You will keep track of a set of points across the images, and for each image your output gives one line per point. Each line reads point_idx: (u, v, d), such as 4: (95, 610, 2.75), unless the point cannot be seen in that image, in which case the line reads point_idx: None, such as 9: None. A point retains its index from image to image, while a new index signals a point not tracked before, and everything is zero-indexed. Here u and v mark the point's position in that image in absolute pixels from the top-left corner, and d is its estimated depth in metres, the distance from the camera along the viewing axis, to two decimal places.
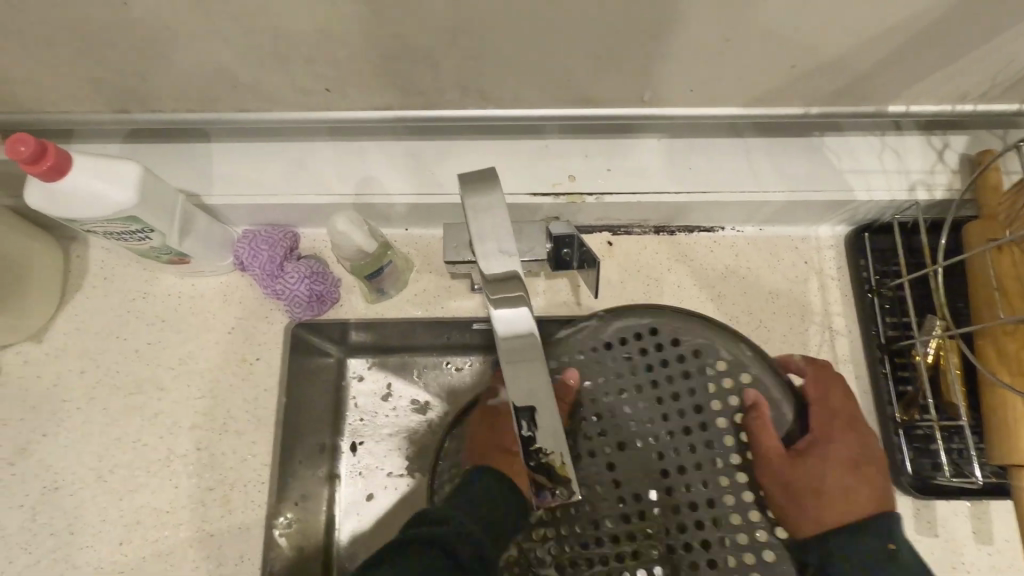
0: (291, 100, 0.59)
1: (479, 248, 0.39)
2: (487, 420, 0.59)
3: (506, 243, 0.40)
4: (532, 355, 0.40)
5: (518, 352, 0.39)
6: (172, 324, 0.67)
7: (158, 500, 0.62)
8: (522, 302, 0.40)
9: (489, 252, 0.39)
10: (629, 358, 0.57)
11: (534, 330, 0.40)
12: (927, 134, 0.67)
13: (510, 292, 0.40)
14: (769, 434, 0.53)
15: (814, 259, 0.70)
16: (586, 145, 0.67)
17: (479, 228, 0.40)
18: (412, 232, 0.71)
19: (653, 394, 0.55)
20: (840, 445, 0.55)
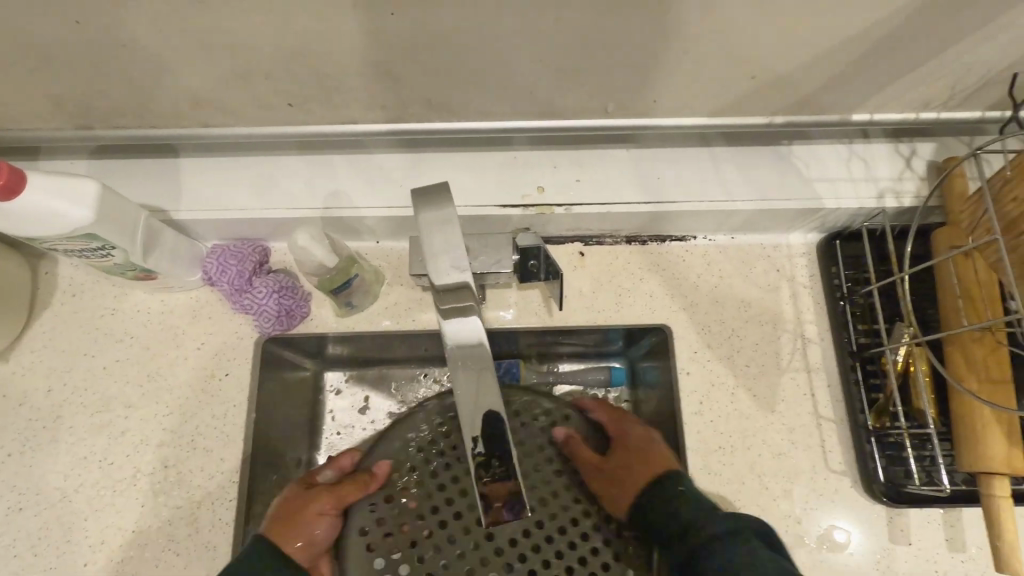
0: (255, 115, 0.59)
1: (432, 262, 0.40)
2: (357, 483, 0.59)
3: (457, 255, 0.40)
4: (482, 361, 0.44)
5: (470, 358, 0.44)
6: (141, 340, 0.67)
7: (125, 519, 0.61)
8: (471, 311, 0.44)
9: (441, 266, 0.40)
10: (470, 439, 0.62)
11: (483, 338, 0.45)
12: (894, 142, 0.67)
13: (463, 302, 0.44)
14: (582, 453, 0.62)
15: (786, 267, 0.70)
16: (555, 156, 0.67)
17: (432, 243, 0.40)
18: (383, 245, 0.71)
19: (480, 470, 0.61)
20: (633, 459, 0.60)
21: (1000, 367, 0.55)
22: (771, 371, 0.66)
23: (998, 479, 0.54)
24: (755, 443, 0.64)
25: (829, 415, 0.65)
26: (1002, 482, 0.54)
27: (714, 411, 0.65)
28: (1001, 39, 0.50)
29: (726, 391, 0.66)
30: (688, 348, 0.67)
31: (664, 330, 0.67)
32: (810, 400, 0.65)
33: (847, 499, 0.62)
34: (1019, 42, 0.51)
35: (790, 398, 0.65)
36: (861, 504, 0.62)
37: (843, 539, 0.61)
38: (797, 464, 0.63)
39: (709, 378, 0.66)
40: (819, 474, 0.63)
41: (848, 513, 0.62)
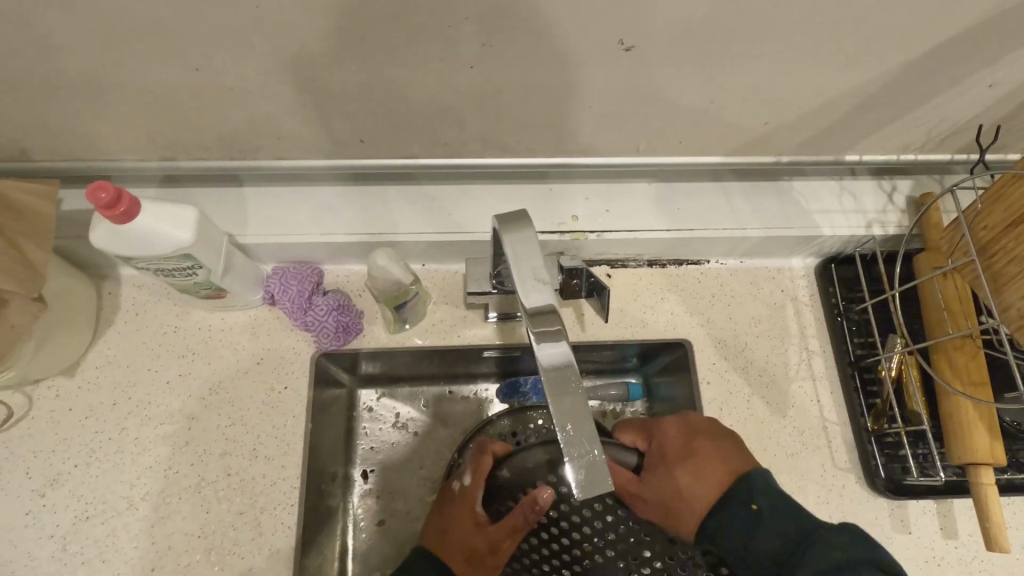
0: (325, 150, 0.66)
1: (523, 292, 0.46)
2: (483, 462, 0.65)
3: (545, 289, 0.46)
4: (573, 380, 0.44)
5: (562, 380, 0.44)
6: (203, 355, 0.71)
7: (190, 525, 0.65)
8: (560, 335, 0.45)
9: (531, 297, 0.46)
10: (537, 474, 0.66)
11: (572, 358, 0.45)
12: (878, 179, 0.77)
13: (550, 326, 0.46)
14: (621, 474, 0.61)
15: (789, 287, 0.79)
16: (587, 189, 0.75)
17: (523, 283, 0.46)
18: (429, 267, 0.77)
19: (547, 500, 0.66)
20: (682, 478, 0.59)
21: (979, 370, 0.64)
22: (781, 380, 0.74)
23: (983, 468, 0.62)
24: (770, 445, 0.71)
25: (833, 418, 0.73)
26: (987, 471, 0.62)
27: (732, 416, 0.72)
28: (969, 95, 0.60)
29: (742, 398, 0.73)
30: (706, 360, 0.75)
31: (683, 344, 0.74)
32: (816, 405, 0.73)
33: (853, 494, 0.70)
34: (982, 99, 0.61)
35: (799, 404, 0.73)
36: (865, 498, 0.69)
37: None
38: (808, 463, 0.71)
39: (726, 386, 0.74)
40: (827, 471, 0.70)
41: (854, 506, 0.69)
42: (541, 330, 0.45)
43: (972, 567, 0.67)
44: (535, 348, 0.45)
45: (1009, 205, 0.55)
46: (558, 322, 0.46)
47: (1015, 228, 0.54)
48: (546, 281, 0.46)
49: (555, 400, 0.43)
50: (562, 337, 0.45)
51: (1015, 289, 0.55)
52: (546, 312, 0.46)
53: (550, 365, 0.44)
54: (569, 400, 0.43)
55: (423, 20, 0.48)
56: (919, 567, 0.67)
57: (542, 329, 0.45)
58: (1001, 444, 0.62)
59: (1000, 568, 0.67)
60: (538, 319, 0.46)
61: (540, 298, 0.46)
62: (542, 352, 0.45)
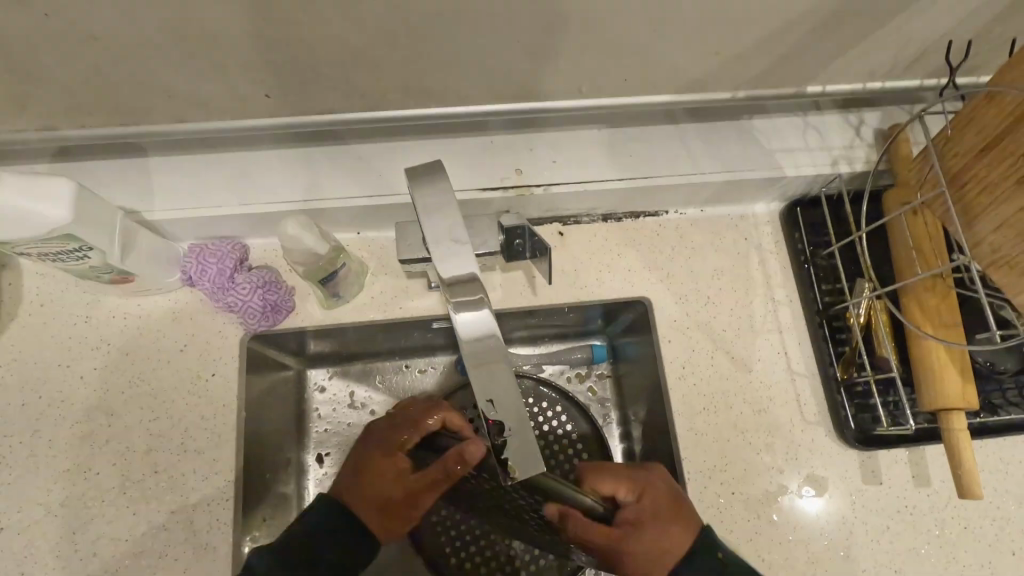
0: (229, 108, 0.59)
1: (437, 255, 0.39)
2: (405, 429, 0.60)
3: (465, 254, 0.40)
4: (496, 354, 0.39)
5: (485, 352, 0.38)
6: (120, 346, 0.65)
7: (116, 529, 0.60)
8: (483, 305, 0.40)
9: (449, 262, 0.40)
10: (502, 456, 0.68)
11: (496, 329, 0.39)
12: (844, 113, 0.72)
13: (471, 294, 0.40)
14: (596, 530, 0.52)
15: (753, 235, 0.74)
16: (531, 140, 0.69)
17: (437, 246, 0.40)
18: (365, 236, 0.71)
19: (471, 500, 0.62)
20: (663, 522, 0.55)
21: (950, 311, 0.60)
22: (746, 334, 0.70)
23: (955, 413, 0.59)
24: (736, 402, 0.68)
25: (801, 370, 0.69)
26: (959, 416, 0.58)
27: (696, 375, 0.69)
28: (938, 9, 0.54)
29: (706, 355, 0.69)
30: (667, 317, 0.70)
31: (643, 301, 0.71)
32: (784, 358, 0.69)
33: (823, 447, 0.67)
34: (953, 12, 0.55)
35: (765, 358, 0.69)
36: (836, 450, 0.67)
37: (821, 484, 0.65)
38: (777, 418, 0.67)
39: (689, 344, 0.70)
40: (796, 426, 0.67)
41: (823, 459, 0.66)
42: (460, 299, 0.39)
43: (945, 514, 0.65)
44: (453, 319, 0.39)
45: (980, 129, 0.50)
46: (479, 290, 0.40)
47: (987, 154, 0.49)
48: (464, 243, 0.40)
49: (477, 378, 0.38)
50: (485, 304, 0.40)
51: (989, 219, 0.50)
52: (466, 277, 0.40)
53: (471, 336, 0.39)
54: (494, 378, 0.38)
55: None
56: (892, 518, 0.65)
57: (461, 299, 0.39)
58: (973, 388, 0.59)
59: (973, 513, 0.65)
60: (456, 286, 0.40)
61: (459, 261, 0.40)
62: (462, 323, 0.39)
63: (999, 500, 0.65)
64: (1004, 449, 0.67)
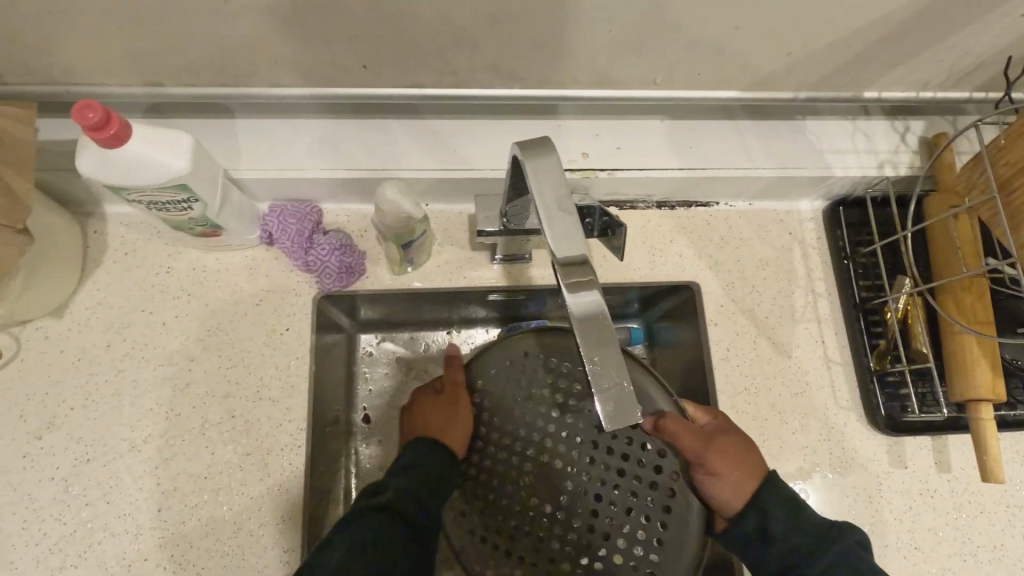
0: (326, 77, 0.62)
1: (550, 229, 0.43)
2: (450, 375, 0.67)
3: (575, 228, 0.44)
4: (605, 327, 0.43)
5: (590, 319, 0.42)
6: (199, 297, 0.68)
7: (195, 466, 0.63)
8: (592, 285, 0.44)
9: (561, 234, 0.44)
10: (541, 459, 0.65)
11: (603, 307, 0.43)
12: (891, 120, 0.76)
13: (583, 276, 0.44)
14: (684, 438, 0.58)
15: (797, 230, 0.78)
16: (598, 126, 0.72)
17: (548, 216, 0.44)
18: (432, 208, 0.74)
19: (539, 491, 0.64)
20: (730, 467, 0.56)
21: (985, 310, 0.64)
22: (787, 322, 0.74)
23: (984, 403, 0.63)
24: (775, 384, 0.72)
25: (836, 359, 0.74)
26: (987, 406, 0.63)
27: (739, 357, 0.73)
28: (998, 26, 0.59)
29: (749, 339, 0.73)
30: (714, 302, 0.75)
31: (691, 287, 0.74)
32: (821, 346, 0.74)
33: (854, 432, 0.71)
34: (1012, 29, 0.59)
35: (804, 346, 0.74)
36: (866, 435, 0.71)
37: (850, 465, 0.70)
38: (811, 402, 0.72)
39: (733, 328, 0.74)
40: (829, 410, 0.72)
41: (853, 443, 0.71)
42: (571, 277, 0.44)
43: (963, 499, 0.70)
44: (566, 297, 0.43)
45: None
46: (590, 272, 0.44)
47: None
48: (570, 213, 0.44)
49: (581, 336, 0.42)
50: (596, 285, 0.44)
51: None
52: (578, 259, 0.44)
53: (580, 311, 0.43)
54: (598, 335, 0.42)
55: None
56: (914, 499, 0.69)
57: (576, 280, 0.44)
58: (1002, 381, 0.63)
59: (989, 499, 0.70)
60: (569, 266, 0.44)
61: (568, 230, 0.44)
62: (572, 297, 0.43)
63: (1015, 489, 0.70)
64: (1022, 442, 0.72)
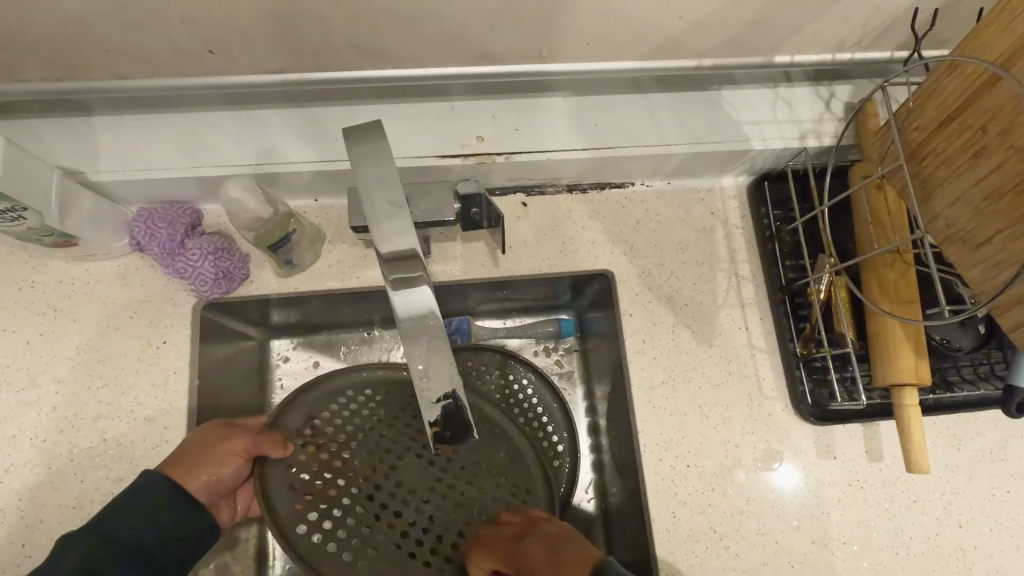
0: (176, 65, 0.56)
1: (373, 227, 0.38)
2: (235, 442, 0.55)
3: (405, 228, 0.38)
4: (439, 339, 0.39)
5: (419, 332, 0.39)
6: (67, 311, 0.63)
7: (63, 495, 0.59)
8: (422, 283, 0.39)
9: (387, 231, 0.38)
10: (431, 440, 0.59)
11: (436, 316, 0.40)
12: (814, 85, 0.70)
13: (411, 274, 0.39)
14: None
15: (719, 209, 0.73)
16: (494, 106, 0.67)
17: (373, 208, 0.38)
18: (323, 203, 0.69)
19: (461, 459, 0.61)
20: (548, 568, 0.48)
21: (908, 288, 0.59)
22: (708, 308, 0.70)
23: (907, 389, 0.59)
24: (695, 376, 0.68)
25: (761, 346, 0.69)
26: (911, 391, 0.59)
27: (656, 348, 0.68)
28: None
29: (667, 329, 0.69)
30: (630, 291, 0.70)
31: (605, 275, 0.69)
32: (745, 333, 0.69)
33: (779, 422, 0.67)
34: None
35: (726, 333, 0.69)
36: (792, 425, 0.67)
37: (775, 458, 0.66)
38: (734, 393, 0.67)
39: (651, 318, 0.69)
40: (753, 401, 0.67)
41: (779, 434, 0.67)
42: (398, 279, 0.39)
43: (895, 488, 0.66)
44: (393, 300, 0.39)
45: (940, 102, 0.49)
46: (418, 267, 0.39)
47: (946, 128, 0.49)
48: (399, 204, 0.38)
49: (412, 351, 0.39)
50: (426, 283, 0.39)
51: (946, 195, 0.50)
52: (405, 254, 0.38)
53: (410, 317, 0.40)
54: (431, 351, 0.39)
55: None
56: (843, 491, 0.65)
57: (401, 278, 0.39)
58: (926, 364, 0.59)
59: (921, 487, 0.66)
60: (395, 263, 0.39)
61: (395, 226, 0.38)
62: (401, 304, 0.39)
63: (949, 475, 0.66)
64: (957, 425, 0.67)
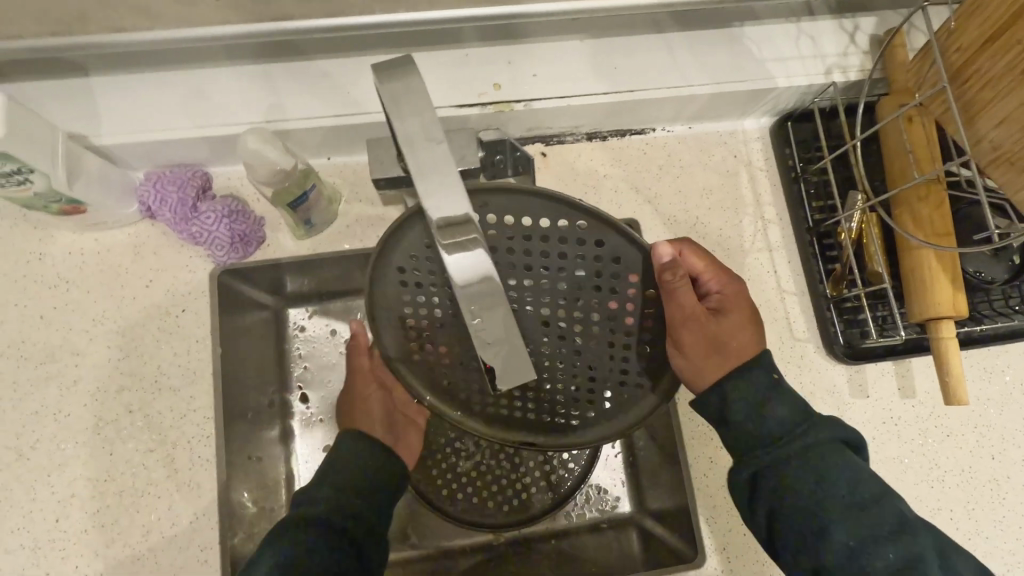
0: (174, 17, 0.53)
1: (416, 173, 0.35)
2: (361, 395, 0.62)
3: (450, 176, 0.36)
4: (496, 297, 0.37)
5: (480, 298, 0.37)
6: (80, 284, 0.61)
7: (93, 469, 0.58)
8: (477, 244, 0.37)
9: (432, 179, 0.36)
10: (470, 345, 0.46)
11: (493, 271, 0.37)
12: (838, 18, 0.68)
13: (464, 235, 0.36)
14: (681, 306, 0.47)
15: (742, 152, 0.72)
16: (509, 51, 0.64)
17: (414, 151, 0.36)
18: (336, 162, 0.67)
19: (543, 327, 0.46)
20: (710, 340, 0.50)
21: (943, 220, 0.58)
22: (735, 254, 0.69)
23: (943, 321, 0.58)
24: None
25: (790, 289, 0.68)
26: (947, 324, 0.58)
27: None
28: None
29: None
30: (656, 240, 0.68)
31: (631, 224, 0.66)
32: (773, 276, 0.68)
33: (811, 364, 0.66)
34: None
35: (754, 277, 0.68)
36: (824, 366, 0.66)
37: (808, 400, 0.66)
38: (764, 337, 0.67)
39: None
40: (785, 344, 0.67)
41: (812, 376, 0.66)
42: (452, 240, 0.36)
43: (928, 424, 0.66)
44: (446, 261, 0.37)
45: (982, 18, 0.47)
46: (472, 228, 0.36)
47: (988, 44, 0.47)
48: (438, 143, 0.36)
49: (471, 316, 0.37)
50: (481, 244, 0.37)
51: (992, 114, 0.48)
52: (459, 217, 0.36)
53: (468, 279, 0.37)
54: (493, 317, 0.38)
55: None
56: (877, 429, 0.65)
57: (456, 241, 0.36)
58: (962, 295, 0.58)
59: (954, 422, 0.66)
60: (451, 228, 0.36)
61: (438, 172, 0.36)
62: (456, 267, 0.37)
63: (981, 408, 0.66)
64: (989, 359, 0.67)
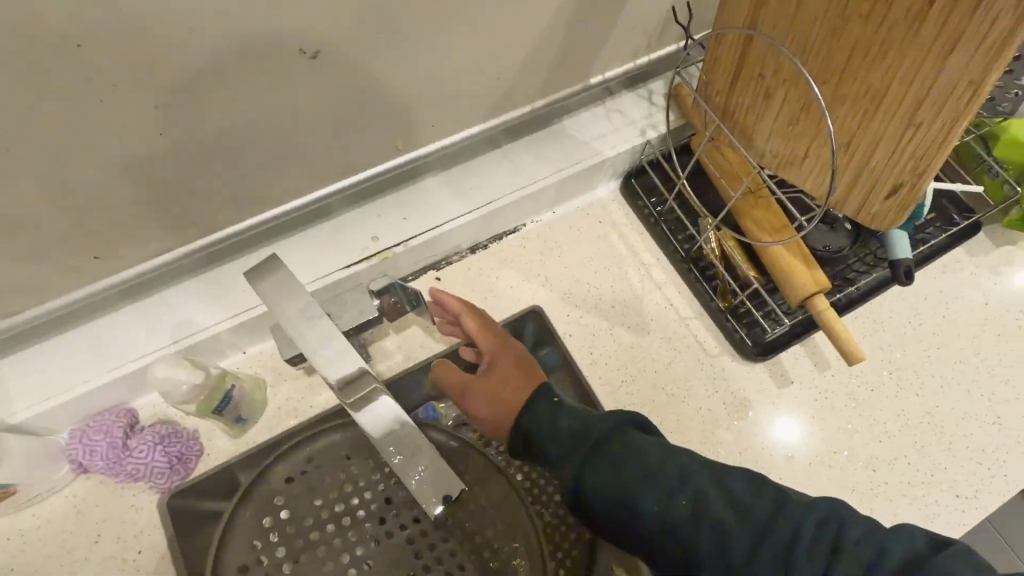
0: (61, 284, 0.58)
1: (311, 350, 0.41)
2: None
3: (341, 346, 0.41)
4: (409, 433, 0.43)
5: (393, 438, 0.42)
6: (26, 565, 0.60)
7: None
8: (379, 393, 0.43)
9: (327, 352, 0.41)
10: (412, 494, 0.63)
11: (399, 413, 0.43)
12: (634, 89, 0.81)
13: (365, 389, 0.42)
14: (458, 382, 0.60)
15: (605, 216, 0.81)
16: (375, 206, 0.72)
17: (302, 334, 0.41)
18: (252, 353, 0.70)
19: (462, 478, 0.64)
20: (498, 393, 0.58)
21: (776, 217, 0.68)
22: (632, 302, 0.76)
23: (815, 297, 0.66)
24: (647, 363, 0.72)
25: (690, 314, 0.75)
26: (819, 298, 0.66)
27: (604, 354, 0.73)
28: None
29: (606, 334, 0.74)
30: (562, 315, 0.75)
31: (534, 311, 0.72)
32: (672, 309, 0.76)
33: (735, 372, 0.72)
34: None
35: (657, 316, 0.75)
36: (746, 370, 0.72)
37: (745, 405, 0.71)
38: (686, 364, 0.73)
39: (588, 331, 0.74)
40: (705, 364, 0.73)
41: (740, 383, 0.72)
42: (355, 396, 0.42)
43: (852, 385, 0.72)
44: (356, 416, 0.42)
45: (722, 68, 0.60)
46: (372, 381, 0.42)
47: (736, 83, 0.59)
48: (320, 318, 0.41)
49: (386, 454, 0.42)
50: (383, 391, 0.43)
51: (763, 131, 0.59)
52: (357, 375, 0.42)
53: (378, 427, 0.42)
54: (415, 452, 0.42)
55: (77, 94, 0.43)
56: (813, 407, 0.71)
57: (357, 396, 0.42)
58: (819, 270, 0.67)
59: (872, 375, 0.72)
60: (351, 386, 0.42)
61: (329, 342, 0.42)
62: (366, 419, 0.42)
63: (888, 354, 0.73)
64: (875, 311, 0.75)
